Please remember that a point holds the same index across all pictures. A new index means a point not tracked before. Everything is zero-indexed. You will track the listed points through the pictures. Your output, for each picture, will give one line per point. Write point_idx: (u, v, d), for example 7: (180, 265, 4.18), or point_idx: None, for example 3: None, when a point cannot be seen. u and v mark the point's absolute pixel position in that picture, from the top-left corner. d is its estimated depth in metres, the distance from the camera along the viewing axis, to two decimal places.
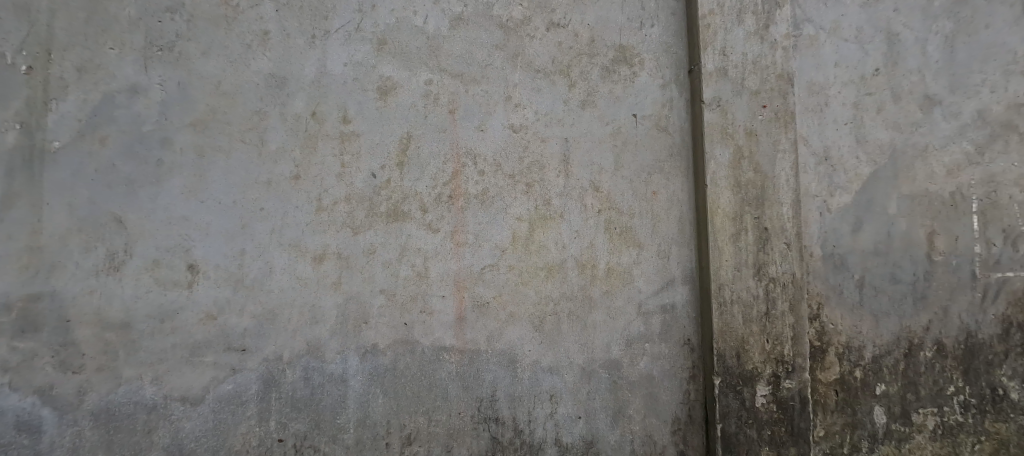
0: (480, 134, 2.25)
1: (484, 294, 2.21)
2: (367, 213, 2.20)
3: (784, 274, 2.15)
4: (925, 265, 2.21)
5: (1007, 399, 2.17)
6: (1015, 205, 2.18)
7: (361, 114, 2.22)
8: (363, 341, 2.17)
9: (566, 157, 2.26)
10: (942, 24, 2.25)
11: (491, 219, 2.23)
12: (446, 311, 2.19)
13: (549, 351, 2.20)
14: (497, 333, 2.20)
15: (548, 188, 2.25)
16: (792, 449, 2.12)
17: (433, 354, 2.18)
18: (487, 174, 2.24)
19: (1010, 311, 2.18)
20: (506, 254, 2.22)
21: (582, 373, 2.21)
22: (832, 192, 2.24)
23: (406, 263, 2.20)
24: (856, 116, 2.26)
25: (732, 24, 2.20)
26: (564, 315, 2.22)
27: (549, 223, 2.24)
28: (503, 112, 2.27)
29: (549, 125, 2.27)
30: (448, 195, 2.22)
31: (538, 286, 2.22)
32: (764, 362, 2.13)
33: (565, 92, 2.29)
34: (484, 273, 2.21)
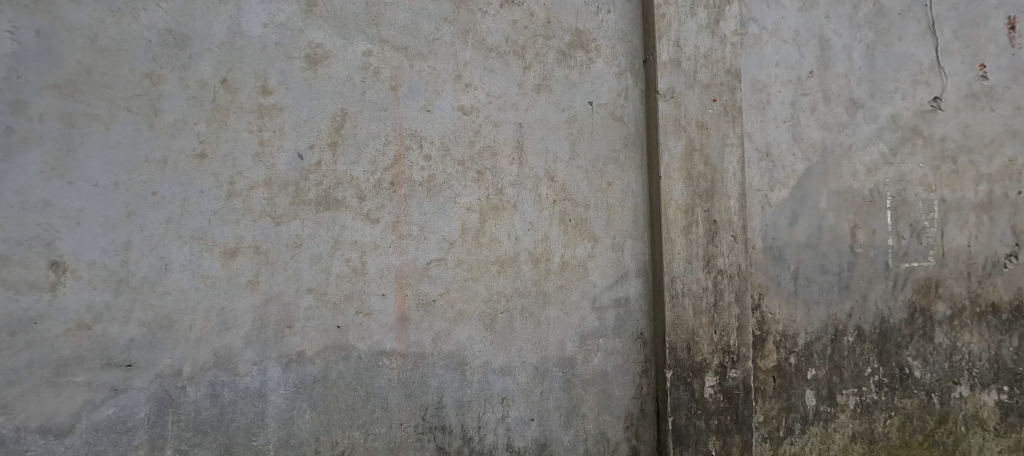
0: (427, 115, 2.12)
1: (430, 290, 2.09)
2: (292, 201, 1.95)
3: (731, 266, 2.32)
4: (848, 256, 2.37)
5: (912, 377, 2.39)
6: (919, 202, 2.39)
7: (286, 85, 1.96)
8: (288, 349, 1.93)
9: (520, 144, 2.24)
10: (865, 34, 2.41)
11: (439, 209, 2.11)
12: (386, 312, 2.04)
13: (500, 349, 2.17)
14: (445, 332, 2.10)
15: (500, 176, 2.20)
16: (736, 435, 2.31)
17: (371, 358, 2.01)
18: (434, 160, 2.11)
19: (915, 298, 2.38)
20: (452, 247, 2.12)
21: (534, 372, 2.21)
22: (772, 187, 2.38)
23: (338, 258, 1.99)
24: (794, 115, 2.39)
25: (685, 17, 2.33)
26: (517, 311, 2.20)
27: (501, 213, 2.19)
28: (452, 92, 2.16)
29: (501, 108, 2.22)
30: (390, 182, 2.06)
31: (488, 282, 2.17)
32: (712, 353, 2.30)
33: (520, 74, 2.25)
34: (430, 268, 2.09)
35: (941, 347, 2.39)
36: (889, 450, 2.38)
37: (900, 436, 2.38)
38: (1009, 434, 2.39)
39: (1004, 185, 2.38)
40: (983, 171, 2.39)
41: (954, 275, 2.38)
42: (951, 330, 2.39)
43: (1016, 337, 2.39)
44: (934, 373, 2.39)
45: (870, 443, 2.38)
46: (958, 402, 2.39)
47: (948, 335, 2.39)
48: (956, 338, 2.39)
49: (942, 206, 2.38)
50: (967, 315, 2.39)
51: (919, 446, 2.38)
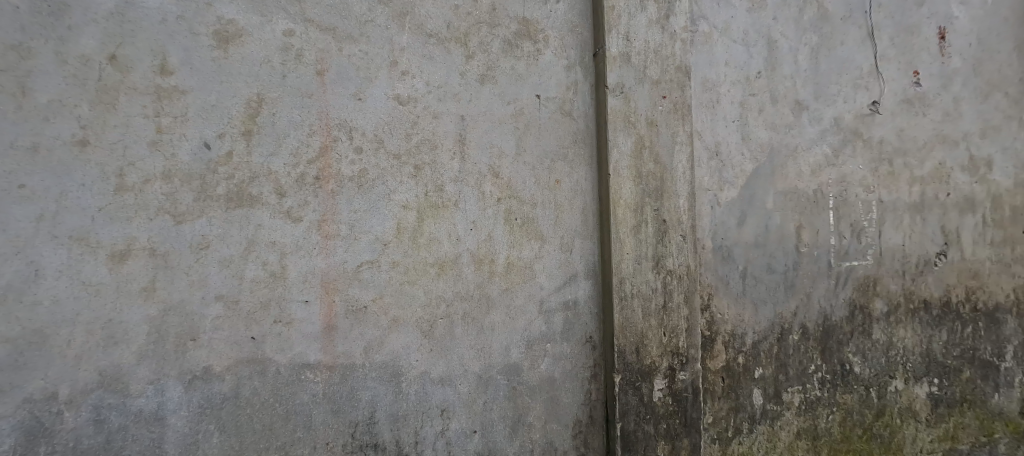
0: (359, 103, 2.25)
1: (356, 294, 2.23)
2: (197, 197, 2.02)
3: (679, 267, 2.30)
4: (794, 256, 2.37)
5: (852, 373, 2.40)
6: (859, 202, 2.41)
7: (190, 64, 2.02)
8: (188, 365, 2.00)
9: (462, 137, 2.40)
10: (810, 36, 2.41)
11: (372, 206, 2.27)
12: (311, 320, 2.16)
13: (440, 357, 2.35)
14: (369, 332, 2.25)
15: (439, 171, 2.37)
16: (686, 439, 2.30)
17: (292, 368, 2.13)
18: (363, 152, 2.25)
19: (855, 295, 2.40)
20: (387, 248, 2.29)
21: (477, 381, 2.39)
22: (721, 186, 2.35)
23: (253, 262, 2.08)
24: (742, 115, 2.37)
25: (635, 10, 2.31)
26: (459, 316, 2.38)
27: (440, 211, 2.37)
28: (387, 80, 2.30)
29: (441, 99, 2.38)
30: (315, 176, 2.18)
31: (426, 285, 2.34)
32: (661, 356, 2.29)
33: (462, 63, 2.41)
34: (362, 271, 2.24)
35: (879, 343, 2.42)
36: (832, 445, 2.39)
37: (841, 431, 2.39)
38: (938, 423, 2.44)
39: (934, 187, 2.44)
40: (916, 174, 2.44)
41: (891, 273, 2.42)
42: (887, 326, 2.43)
43: (945, 331, 2.45)
44: (872, 368, 2.41)
45: (814, 439, 2.38)
46: (893, 395, 2.42)
47: (886, 331, 2.42)
48: (892, 334, 2.43)
49: (879, 207, 2.42)
50: (902, 312, 2.43)
51: (858, 440, 2.40)
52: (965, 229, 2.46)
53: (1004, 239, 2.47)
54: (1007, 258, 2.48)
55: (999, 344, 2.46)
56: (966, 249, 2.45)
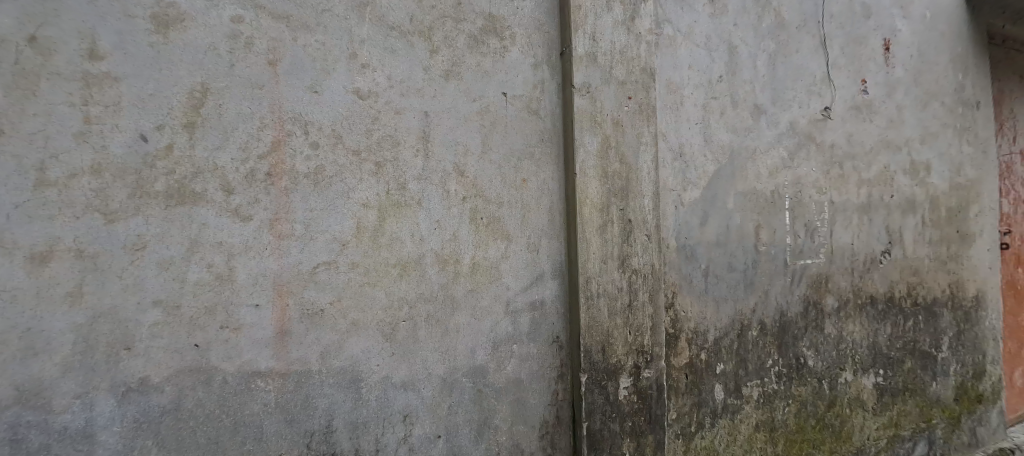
0: (315, 97, 2.15)
1: (311, 297, 2.12)
2: (132, 193, 1.85)
3: (644, 266, 2.33)
4: (753, 255, 2.44)
5: (806, 366, 2.51)
6: (812, 203, 2.52)
7: (124, 49, 1.85)
8: (123, 376, 1.83)
9: (426, 135, 2.34)
10: (767, 43, 2.49)
11: (330, 205, 2.16)
12: (263, 326, 2.04)
13: (403, 362, 2.29)
14: (326, 337, 2.14)
15: (402, 168, 2.29)
16: (651, 435, 2.33)
17: (240, 377, 1.99)
18: (320, 148, 2.14)
19: (809, 292, 2.50)
20: (346, 248, 2.18)
21: (442, 384, 2.35)
22: (684, 186, 2.40)
23: (197, 264, 1.93)
24: (705, 118, 2.42)
25: (601, 11, 2.31)
26: (423, 318, 2.33)
27: (403, 210, 2.29)
28: (346, 73, 2.21)
29: (405, 95, 2.31)
30: (266, 172, 2.05)
31: (389, 287, 2.26)
32: (627, 354, 2.30)
33: (426, 58, 2.35)
34: (318, 272, 2.13)
35: (831, 337, 2.54)
36: (788, 436, 2.48)
37: (796, 422, 2.49)
38: (884, 412, 2.61)
39: (881, 189, 2.62)
40: (863, 176, 2.60)
41: (841, 270, 2.55)
42: (838, 321, 2.55)
43: (889, 325, 2.63)
44: (824, 361, 2.53)
45: (771, 430, 2.46)
46: (843, 386, 2.56)
47: (836, 326, 2.55)
48: (843, 328, 2.55)
49: (831, 207, 2.54)
50: (852, 306, 2.57)
51: (812, 430, 2.50)
52: (908, 228, 2.67)
53: (941, 238, 2.72)
54: (944, 255, 2.75)
55: (937, 335, 2.70)
56: (908, 247, 2.67)
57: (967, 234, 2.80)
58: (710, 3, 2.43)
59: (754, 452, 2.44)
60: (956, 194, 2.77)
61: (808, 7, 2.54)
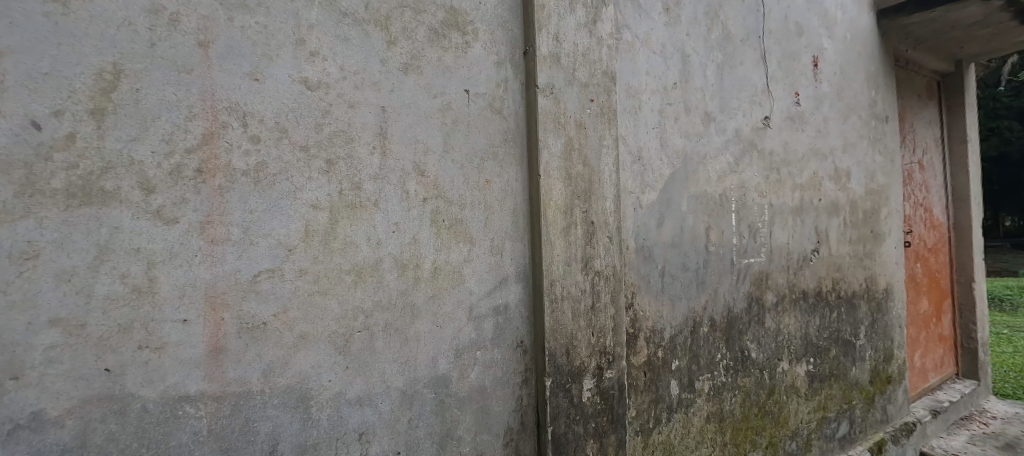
0: (256, 86, 1.92)
1: (251, 309, 1.89)
2: (20, 191, 1.49)
3: (607, 267, 2.39)
4: (704, 254, 2.60)
5: (750, 358, 2.73)
6: (754, 206, 2.74)
7: (9, 17, 1.49)
8: (10, 412, 1.46)
9: (382, 132, 2.20)
10: (715, 54, 2.64)
11: (273, 206, 1.94)
12: (193, 345, 1.77)
13: (358, 377, 2.12)
14: (270, 352, 1.92)
15: (356, 167, 2.13)
16: (612, 435, 2.36)
17: (165, 405, 1.71)
18: (262, 142, 1.93)
19: (752, 289, 2.73)
20: (293, 254, 1.98)
21: (403, 397, 2.23)
22: (643, 189, 2.47)
23: (107, 275, 1.62)
24: (661, 122, 2.51)
25: (564, 12, 2.30)
26: (381, 327, 2.18)
27: (358, 212, 2.13)
28: (292, 61, 2.01)
29: (359, 87, 2.15)
30: (198, 169, 1.79)
31: (341, 296, 2.08)
32: (590, 355, 2.34)
33: (384, 49, 2.22)
34: (259, 281, 1.90)
35: (770, 330, 2.79)
36: (734, 424, 2.67)
37: (742, 411, 2.68)
38: (814, 397, 2.97)
39: (813, 193, 3.00)
40: (797, 181, 2.92)
41: (780, 268, 2.82)
42: (776, 315, 2.81)
43: (817, 318, 3.00)
44: (765, 353, 2.77)
45: (720, 421, 2.63)
46: (781, 374, 2.83)
47: (774, 320, 2.80)
48: (780, 321, 2.82)
49: (770, 209, 2.79)
50: (787, 301, 2.86)
51: (755, 417, 2.72)
52: (834, 229, 3.12)
53: (859, 236, 3.25)
54: (862, 253, 3.30)
55: (853, 324, 3.20)
56: (832, 246, 3.09)
57: (878, 234, 3.41)
58: (666, 13, 2.53)
59: (706, 442, 2.59)
60: (869, 199, 3.35)
61: (750, 23, 2.76)
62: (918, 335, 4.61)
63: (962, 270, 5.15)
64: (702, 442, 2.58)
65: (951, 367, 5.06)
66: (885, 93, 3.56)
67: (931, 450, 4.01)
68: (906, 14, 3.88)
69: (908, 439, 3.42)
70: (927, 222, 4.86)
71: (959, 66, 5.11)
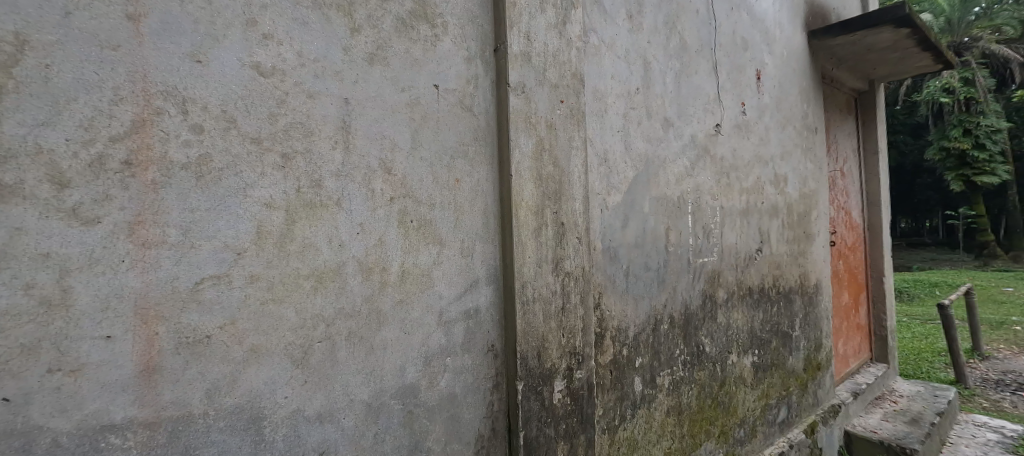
0: (199, 69, 1.69)
1: (192, 322, 1.65)
2: None
3: (575, 267, 2.54)
4: (663, 255, 2.89)
5: (704, 352, 3.07)
6: (707, 208, 3.12)
7: None
8: None
9: (346, 125, 2.04)
10: (673, 63, 2.99)
11: (220, 203, 1.72)
12: (121, 365, 1.52)
13: (318, 391, 1.95)
14: (214, 369, 1.70)
15: (315, 163, 1.95)
16: (581, 434, 2.51)
17: (82, 437, 1.45)
18: (206, 132, 1.70)
19: (706, 288, 3.10)
20: (243, 258, 1.76)
21: (367, 410, 2.08)
22: (609, 191, 2.71)
23: (7, 285, 1.34)
24: (625, 125, 2.79)
25: (535, 10, 2.43)
26: (344, 336, 2.02)
27: (318, 211, 1.95)
28: (241, 42, 1.79)
29: (318, 76, 1.98)
30: (127, 160, 1.55)
31: (299, 302, 1.90)
32: (560, 357, 2.43)
33: (347, 37, 2.06)
34: (203, 289, 1.67)
35: (721, 325, 3.18)
36: (690, 415, 2.98)
37: (698, 402, 3.02)
38: (758, 385, 3.42)
39: (758, 196, 3.47)
40: (744, 185, 3.34)
41: (729, 267, 3.21)
42: (726, 311, 3.20)
43: (761, 312, 3.43)
44: (717, 347, 3.14)
45: (678, 414, 2.92)
46: (731, 366, 3.23)
47: (724, 316, 3.19)
48: (730, 316, 3.22)
49: (721, 212, 3.19)
50: (737, 297, 3.28)
51: (709, 407, 3.07)
52: (773, 229, 3.62)
53: (794, 237, 3.78)
54: (798, 252, 3.84)
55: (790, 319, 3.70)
56: (773, 245, 3.57)
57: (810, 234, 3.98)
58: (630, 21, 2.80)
59: (666, 435, 2.86)
60: (802, 202, 3.91)
61: (704, 37, 3.15)
62: (840, 325, 5.14)
63: (874, 267, 5.84)
64: (663, 435, 2.83)
65: (866, 352, 5.66)
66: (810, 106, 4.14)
67: (853, 428, 4.43)
68: (833, 36, 4.27)
69: (834, 419, 4.02)
70: (847, 223, 5.49)
71: (872, 85, 5.79)
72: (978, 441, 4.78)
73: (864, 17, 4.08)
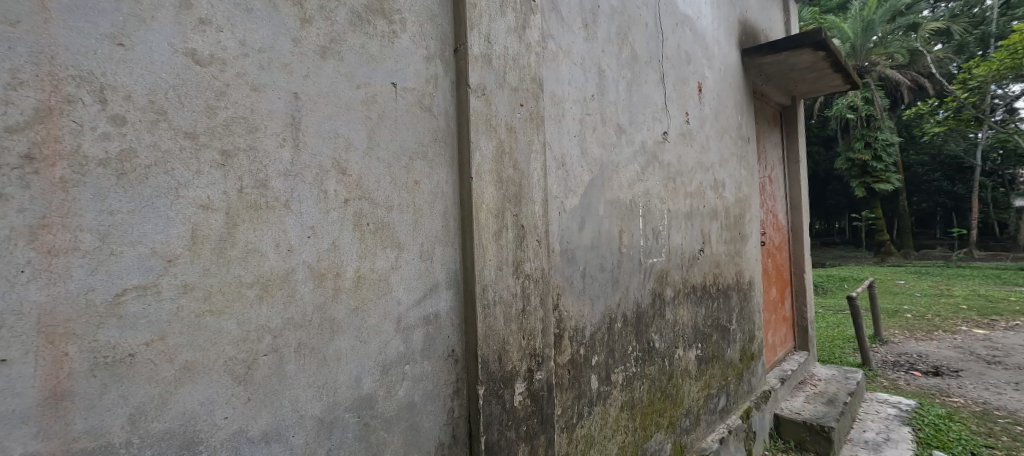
0: (119, 53, 1.51)
1: (111, 339, 1.47)
2: None
3: (535, 269, 2.67)
4: (616, 257, 3.17)
5: (654, 348, 3.38)
6: (656, 211, 3.48)
7: None
8: None
9: (294, 121, 1.91)
10: (624, 73, 3.29)
11: (146, 205, 1.55)
12: (22, 391, 1.33)
13: (263, 409, 1.80)
14: (139, 391, 1.52)
15: (259, 160, 1.81)
16: (539, 434, 2.62)
17: None
18: (128, 124, 1.52)
19: (656, 286, 3.43)
20: (174, 266, 1.59)
21: (320, 426, 1.96)
22: (567, 194, 2.90)
23: None
24: (580, 130, 3.00)
25: (496, 14, 2.56)
26: (293, 348, 1.89)
27: (262, 214, 1.81)
28: (173, 26, 1.63)
29: (263, 68, 1.83)
30: (29, 155, 1.36)
31: (240, 314, 1.74)
32: (520, 359, 2.57)
33: (298, 28, 1.94)
34: (125, 302, 1.50)
35: (669, 321, 3.53)
36: (642, 409, 3.26)
37: (648, 395, 3.31)
38: (703, 376, 3.82)
39: (699, 201, 3.91)
40: (687, 190, 3.79)
41: (677, 266, 3.62)
42: (673, 308, 3.57)
43: (703, 308, 3.87)
44: (665, 342, 3.48)
45: (630, 408, 3.18)
46: (677, 360, 3.57)
47: (672, 313, 3.55)
48: (676, 313, 3.59)
49: (669, 215, 3.59)
50: (682, 295, 3.66)
51: (658, 401, 3.38)
52: (714, 231, 4.07)
53: (731, 237, 4.30)
54: (734, 251, 4.35)
55: (726, 314, 4.15)
56: (714, 246, 4.04)
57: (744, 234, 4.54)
58: (586, 30, 3.04)
59: (620, 429, 3.10)
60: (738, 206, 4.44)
61: (652, 50, 3.52)
62: (770, 317, 5.63)
63: (796, 265, 6.43)
64: (617, 430, 3.08)
65: (791, 342, 6.22)
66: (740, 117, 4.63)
67: (782, 412, 4.89)
68: (762, 55, 4.69)
69: (764, 404, 4.56)
70: (774, 224, 6.04)
71: (794, 101, 6.36)
72: (884, 416, 5.42)
73: (789, 39, 4.51)
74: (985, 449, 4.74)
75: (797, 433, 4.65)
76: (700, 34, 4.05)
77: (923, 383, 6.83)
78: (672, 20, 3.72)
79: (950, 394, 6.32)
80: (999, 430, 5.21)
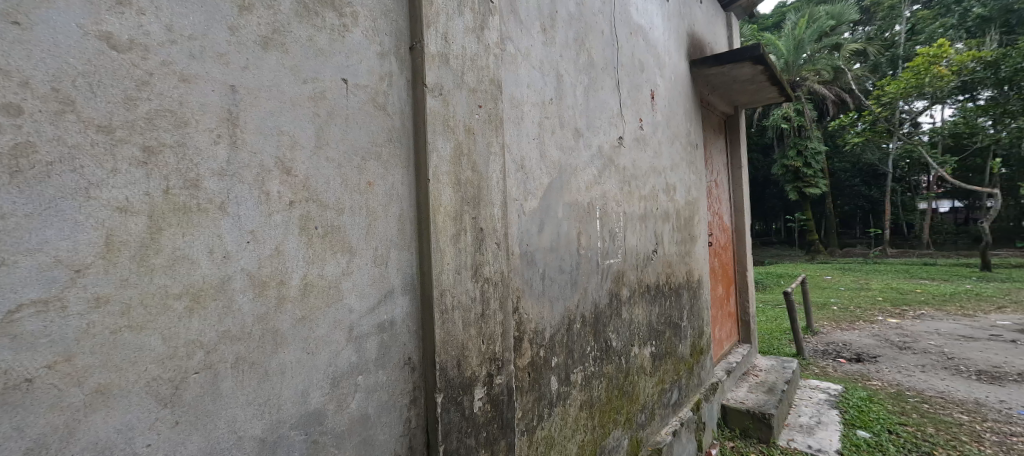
0: (14, 32, 1.33)
1: (2, 363, 1.28)
2: None
3: (494, 273, 2.65)
4: (575, 258, 3.23)
5: (610, 347, 3.47)
6: (611, 214, 3.58)
7: None
8: None
9: (232, 116, 1.75)
10: (577, 77, 3.33)
11: (46, 209, 1.36)
12: None
13: (195, 433, 1.63)
14: (38, 422, 1.33)
15: (191, 158, 1.64)
16: (498, 440, 2.58)
17: None
18: (25, 114, 1.34)
19: (613, 286, 3.53)
20: (83, 277, 1.42)
21: (264, 447, 1.81)
22: (526, 196, 2.90)
23: None
24: (539, 132, 3.01)
25: (454, 13, 2.50)
26: (229, 363, 1.72)
27: (192, 216, 1.63)
28: (83, 5, 1.44)
29: (195, 57, 1.67)
30: None
31: (166, 328, 1.57)
32: (479, 364, 2.53)
33: (236, 17, 1.78)
34: (20, 320, 1.31)
35: (626, 320, 3.65)
36: (600, 408, 3.34)
37: (605, 394, 3.39)
38: (656, 372, 3.97)
39: (651, 203, 4.08)
40: (639, 191, 3.91)
41: (632, 266, 3.75)
42: (629, 307, 3.69)
43: (656, 306, 4.03)
44: (622, 341, 3.59)
45: (589, 407, 3.25)
46: (633, 358, 3.70)
47: (627, 312, 3.67)
48: (632, 312, 3.71)
49: (623, 217, 3.71)
50: (637, 295, 3.79)
51: (614, 398, 3.48)
52: (666, 232, 4.27)
53: (681, 238, 4.53)
54: (684, 252, 4.58)
55: (677, 311, 4.35)
56: (666, 246, 4.24)
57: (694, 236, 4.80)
58: (543, 34, 3.06)
59: (579, 428, 3.16)
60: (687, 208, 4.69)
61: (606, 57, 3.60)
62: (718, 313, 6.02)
63: (740, 263, 6.92)
64: (577, 429, 3.13)
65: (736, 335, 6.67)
66: (688, 124, 4.86)
67: (729, 402, 5.22)
68: (708, 67, 5.00)
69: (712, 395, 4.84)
70: (721, 226, 6.50)
71: (736, 111, 6.78)
72: (818, 400, 5.95)
73: (732, 52, 4.81)
74: (898, 426, 5.32)
75: (742, 421, 4.98)
76: (651, 43, 4.21)
77: (847, 369, 7.57)
78: (626, 29, 3.85)
79: (870, 378, 7.08)
80: (910, 408, 5.92)
